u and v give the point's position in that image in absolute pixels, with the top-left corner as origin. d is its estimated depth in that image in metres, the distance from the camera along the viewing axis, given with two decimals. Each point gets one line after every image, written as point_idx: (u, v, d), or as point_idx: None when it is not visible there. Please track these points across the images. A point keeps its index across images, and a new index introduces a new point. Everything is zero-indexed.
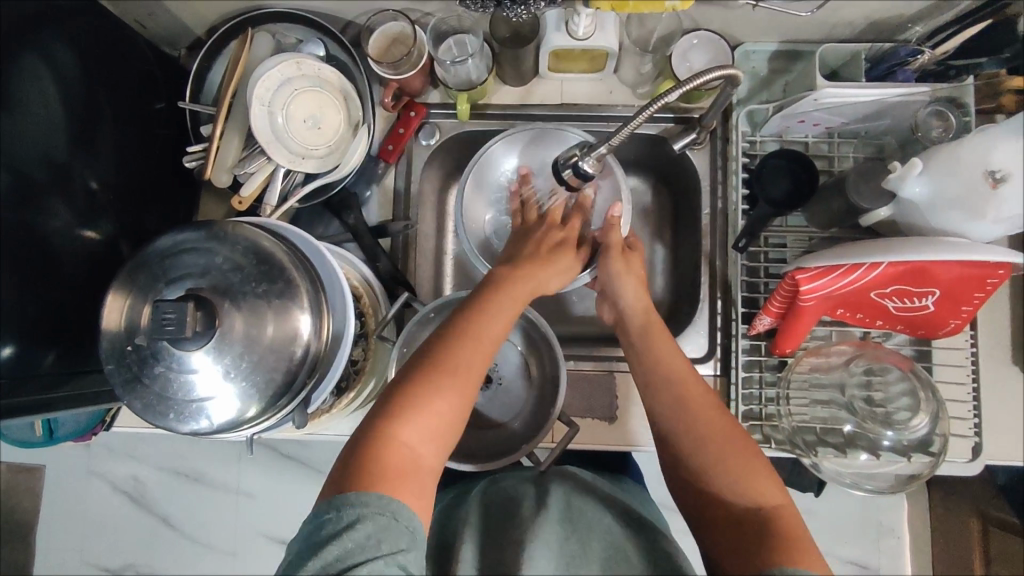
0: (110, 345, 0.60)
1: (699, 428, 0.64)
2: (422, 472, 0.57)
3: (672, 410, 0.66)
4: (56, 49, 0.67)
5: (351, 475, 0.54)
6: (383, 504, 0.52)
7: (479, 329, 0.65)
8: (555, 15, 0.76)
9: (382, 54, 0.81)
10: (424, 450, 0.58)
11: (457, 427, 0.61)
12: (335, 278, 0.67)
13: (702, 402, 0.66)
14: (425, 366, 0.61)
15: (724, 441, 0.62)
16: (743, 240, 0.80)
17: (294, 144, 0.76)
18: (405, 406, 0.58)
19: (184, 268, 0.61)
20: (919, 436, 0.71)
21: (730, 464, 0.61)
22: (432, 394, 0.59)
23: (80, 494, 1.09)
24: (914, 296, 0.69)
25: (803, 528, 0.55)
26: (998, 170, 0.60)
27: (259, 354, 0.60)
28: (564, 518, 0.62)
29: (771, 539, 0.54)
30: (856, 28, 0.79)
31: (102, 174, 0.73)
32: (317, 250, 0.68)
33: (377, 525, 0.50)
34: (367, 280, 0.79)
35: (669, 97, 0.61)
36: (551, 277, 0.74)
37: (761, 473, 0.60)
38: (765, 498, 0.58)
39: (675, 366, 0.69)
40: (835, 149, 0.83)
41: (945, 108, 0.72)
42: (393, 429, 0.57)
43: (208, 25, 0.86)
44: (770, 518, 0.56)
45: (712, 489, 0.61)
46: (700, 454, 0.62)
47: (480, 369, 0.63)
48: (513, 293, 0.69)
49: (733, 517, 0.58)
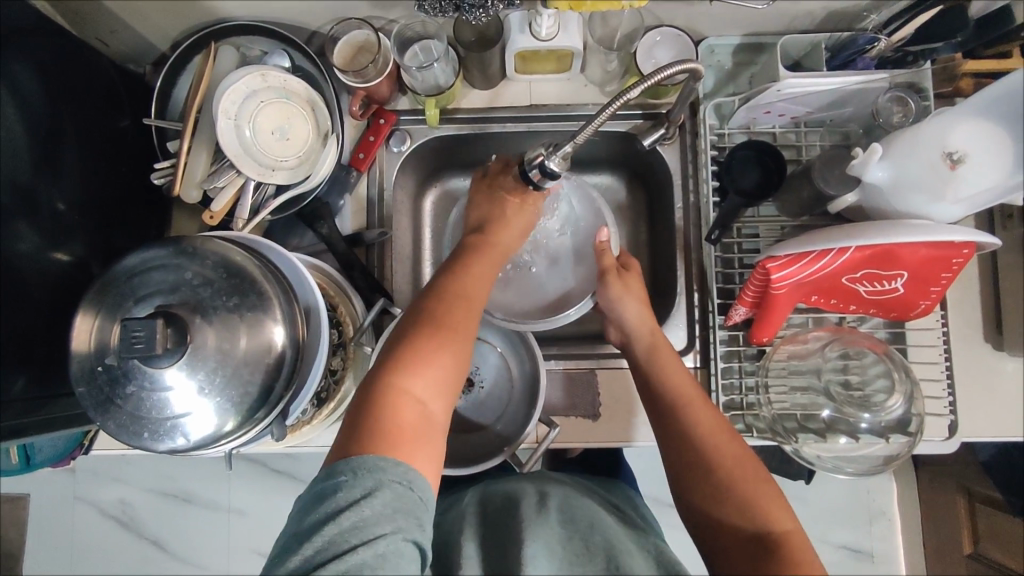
0: (80, 367, 0.59)
1: (703, 440, 0.65)
2: (434, 427, 0.57)
3: (677, 424, 0.67)
4: (15, 70, 0.66)
5: (366, 434, 0.54)
6: (398, 473, 0.51)
7: (468, 287, 0.67)
8: (519, 18, 0.77)
9: (348, 63, 0.81)
10: (431, 405, 0.58)
11: (459, 382, 0.62)
12: (312, 298, 0.68)
13: (708, 419, 0.67)
14: (420, 321, 0.62)
15: (737, 463, 0.63)
16: (717, 231, 0.80)
17: (264, 157, 0.76)
18: (410, 362, 0.59)
19: (152, 285, 0.60)
20: (897, 417, 0.73)
21: (741, 478, 0.61)
22: (433, 348, 0.60)
23: (67, 521, 1.08)
24: (884, 279, 0.70)
25: (814, 555, 0.55)
26: (955, 152, 0.62)
27: (233, 368, 0.59)
28: (564, 517, 0.60)
29: (781, 555, 0.55)
30: (815, 19, 0.81)
31: (70, 195, 0.73)
32: (302, 276, 0.68)
33: (393, 494, 0.50)
34: (315, 267, 0.77)
35: (631, 93, 0.61)
36: (506, 235, 0.76)
37: (770, 494, 0.60)
38: (774, 521, 0.58)
39: (676, 381, 0.71)
40: (802, 139, 0.84)
41: (905, 94, 0.74)
42: (400, 386, 0.57)
43: (171, 40, 0.85)
44: (776, 543, 0.57)
45: (721, 510, 0.61)
46: (716, 472, 0.62)
47: (473, 325, 0.65)
48: (489, 259, 0.72)
49: (743, 537, 0.58)
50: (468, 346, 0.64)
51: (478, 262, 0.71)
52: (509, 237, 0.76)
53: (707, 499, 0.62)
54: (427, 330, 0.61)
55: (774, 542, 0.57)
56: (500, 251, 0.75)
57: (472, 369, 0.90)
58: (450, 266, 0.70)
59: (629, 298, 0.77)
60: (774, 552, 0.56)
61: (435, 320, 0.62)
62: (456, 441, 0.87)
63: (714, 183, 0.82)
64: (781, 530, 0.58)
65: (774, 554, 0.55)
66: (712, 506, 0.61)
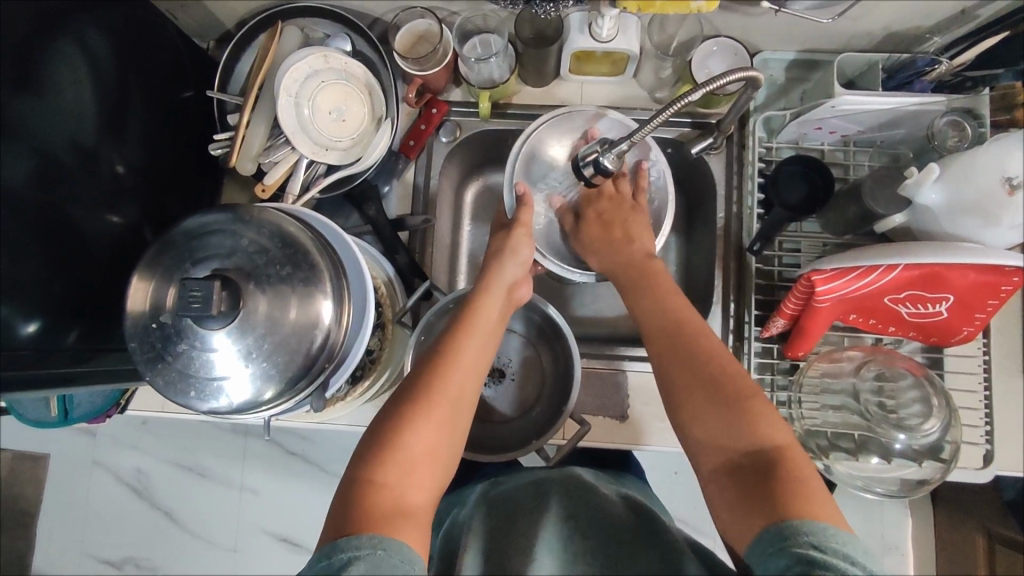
0: (134, 323, 0.61)
1: (700, 362, 0.60)
2: (416, 513, 0.54)
3: (669, 365, 0.62)
4: (90, 35, 0.68)
5: (343, 519, 0.52)
6: (369, 541, 0.49)
7: (456, 358, 0.63)
8: (579, 16, 0.77)
9: (408, 51, 0.83)
10: (411, 491, 0.55)
11: (442, 460, 0.59)
12: (357, 263, 0.68)
13: (700, 340, 0.62)
14: (402, 402, 0.60)
15: (730, 380, 0.59)
16: (759, 243, 0.80)
17: (319, 135, 0.77)
18: (387, 454, 0.56)
19: (210, 249, 0.62)
20: (930, 441, 0.72)
21: (729, 401, 0.57)
22: (409, 432, 0.57)
23: (84, 483, 1.09)
24: (928, 301, 0.70)
25: (813, 470, 0.52)
26: (1015, 178, 0.61)
27: (281, 336, 0.61)
28: (568, 515, 0.59)
29: (774, 481, 0.51)
30: (874, 39, 0.81)
31: (129, 159, 0.75)
32: (344, 241, 0.69)
33: (369, 564, 0.47)
34: (389, 278, 0.81)
35: (691, 97, 0.61)
36: (510, 266, 0.74)
37: (766, 408, 0.57)
38: (768, 438, 0.55)
39: (669, 310, 0.66)
40: (851, 158, 0.85)
41: (961, 118, 0.73)
42: (374, 476, 0.55)
43: (238, 18, 0.88)
44: (770, 464, 0.53)
45: (708, 433, 0.57)
46: (701, 396, 0.58)
47: (457, 395, 0.61)
48: (483, 320, 0.68)
49: (734, 465, 0.55)
50: (450, 420, 0.60)
51: (468, 323, 0.66)
52: (515, 265, 0.74)
53: (693, 420, 0.58)
54: (401, 414, 0.58)
55: (772, 462, 0.53)
56: (506, 284, 0.73)
57: (503, 361, 0.91)
58: (441, 332, 0.67)
59: (597, 227, 0.79)
60: (768, 475, 0.52)
61: (411, 400, 0.59)
62: (483, 432, 0.88)
63: (760, 196, 0.83)
64: (775, 445, 0.54)
65: (766, 483, 0.52)
66: (706, 430, 0.57)
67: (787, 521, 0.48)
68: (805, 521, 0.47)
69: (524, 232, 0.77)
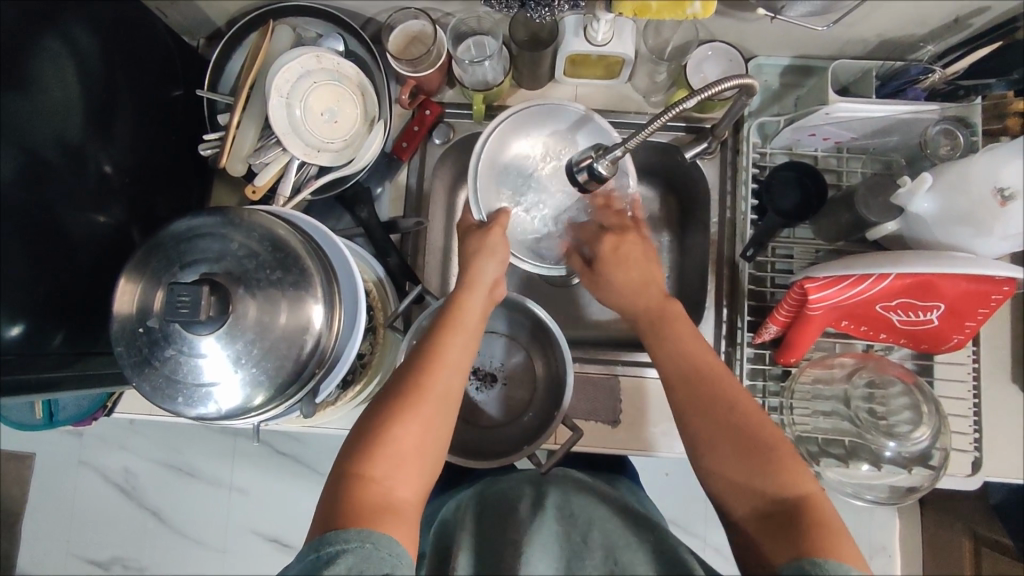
0: (121, 328, 0.60)
1: (727, 408, 0.61)
2: (403, 507, 0.54)
3: (693, 409, 0.62)
4: (77, 32, 0.67)
5: (332, 516, 0.51)
6: (357, 535, 0.49)
7: (440, 355, 0.63)
8: (575, 20, 0.76)
9: (401, 52, 0.82)
10: (400, 487, 0.55)
11: (430, 459, 0.58)
12: (347, 263, 0.68)
13: (727, 389, 0.62)
14: (388, 399, 0.59)
15: (760, 428, 0.59)
16: (752, 249, 0.80)
17: (311, 137, 0.77)
18: (376, 450, 0.55)
19: (198, 252, 0.61)
20: (920, 449, 0.72)
21: (754, 447, 0.57)
22: (395, 428, 0.57)
23: (71, 483, 1.08)
24: (920, 309, 0.70)
25: (839, 517, 0.52)
26: (1007, 188, 0.61)
27: (271, 341, 0.60)
28: (562, 515, 0.58)
29: (800, 525, 0.51)
30: (868, 46, 0.81)
31: (117, 159, 0.73)
32: (332, 242, 0.68)
33: (358, 557, 0.47)
34: (380, 279, 0.80)
35: (685, 105, 0.61)
36: (489, 265, 0.73)
37: (796, 460, 0.56)
38: (796, 484, 0.55)
39: (691, 354, 0.66)
40: (844, 164, 0.85)
41: (953, 126, 0.74)
42: (364, 473, 0.54)
43: (229, 16, 0.87)
44: (798, 510, 0.53)
45: (731, 475, 0.57)
46: (726, 444, 0.59)
47: (448, 396, 0.61)
48: (466, 321, 0.67)
49: (763, 511, 0.54)
50: (438, 418, 0.60)
51: (450, 321, 0.66)
52: (493, 264, 0.73)
53: (720, 464, 0.58)
54: (390, 412, 0.58)
55: (800, 508, 0.53)
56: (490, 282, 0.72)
57: (495, 365, 0.91)
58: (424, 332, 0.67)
59: (614, 266, 0.75)
60: (794, 520, 0.52)
61: (399, 397, 0.59)
62: (476, 436, 0.88)
63: (753, 202, 0.83)
64: (803, 494, 0.54)
65: (793, 527, 0.52)
66: (732, 473, 0.57)
67: (812, 559, 0.48)
68: (828, 561, 0.47)
69: (501, 232, 0.76)
